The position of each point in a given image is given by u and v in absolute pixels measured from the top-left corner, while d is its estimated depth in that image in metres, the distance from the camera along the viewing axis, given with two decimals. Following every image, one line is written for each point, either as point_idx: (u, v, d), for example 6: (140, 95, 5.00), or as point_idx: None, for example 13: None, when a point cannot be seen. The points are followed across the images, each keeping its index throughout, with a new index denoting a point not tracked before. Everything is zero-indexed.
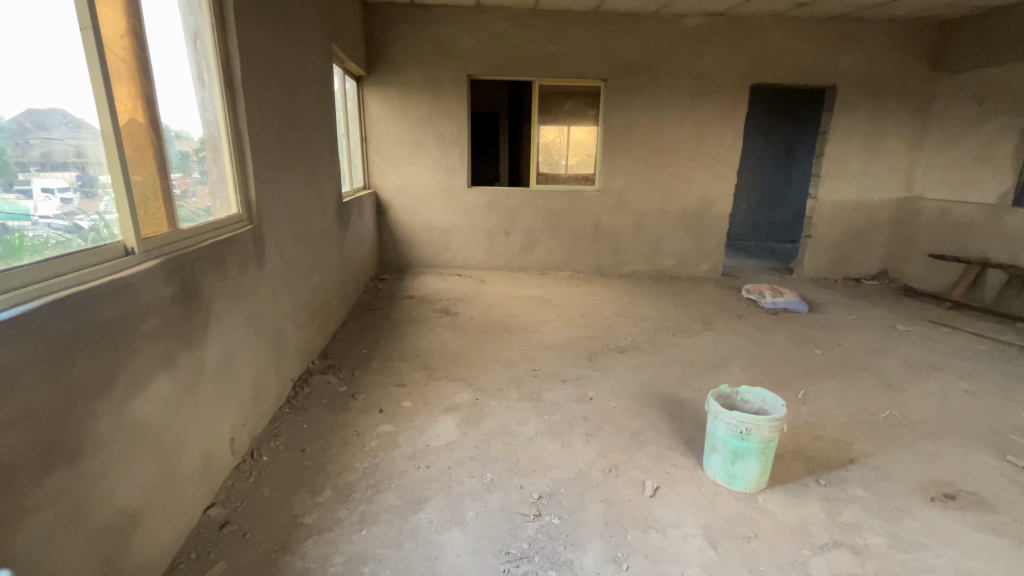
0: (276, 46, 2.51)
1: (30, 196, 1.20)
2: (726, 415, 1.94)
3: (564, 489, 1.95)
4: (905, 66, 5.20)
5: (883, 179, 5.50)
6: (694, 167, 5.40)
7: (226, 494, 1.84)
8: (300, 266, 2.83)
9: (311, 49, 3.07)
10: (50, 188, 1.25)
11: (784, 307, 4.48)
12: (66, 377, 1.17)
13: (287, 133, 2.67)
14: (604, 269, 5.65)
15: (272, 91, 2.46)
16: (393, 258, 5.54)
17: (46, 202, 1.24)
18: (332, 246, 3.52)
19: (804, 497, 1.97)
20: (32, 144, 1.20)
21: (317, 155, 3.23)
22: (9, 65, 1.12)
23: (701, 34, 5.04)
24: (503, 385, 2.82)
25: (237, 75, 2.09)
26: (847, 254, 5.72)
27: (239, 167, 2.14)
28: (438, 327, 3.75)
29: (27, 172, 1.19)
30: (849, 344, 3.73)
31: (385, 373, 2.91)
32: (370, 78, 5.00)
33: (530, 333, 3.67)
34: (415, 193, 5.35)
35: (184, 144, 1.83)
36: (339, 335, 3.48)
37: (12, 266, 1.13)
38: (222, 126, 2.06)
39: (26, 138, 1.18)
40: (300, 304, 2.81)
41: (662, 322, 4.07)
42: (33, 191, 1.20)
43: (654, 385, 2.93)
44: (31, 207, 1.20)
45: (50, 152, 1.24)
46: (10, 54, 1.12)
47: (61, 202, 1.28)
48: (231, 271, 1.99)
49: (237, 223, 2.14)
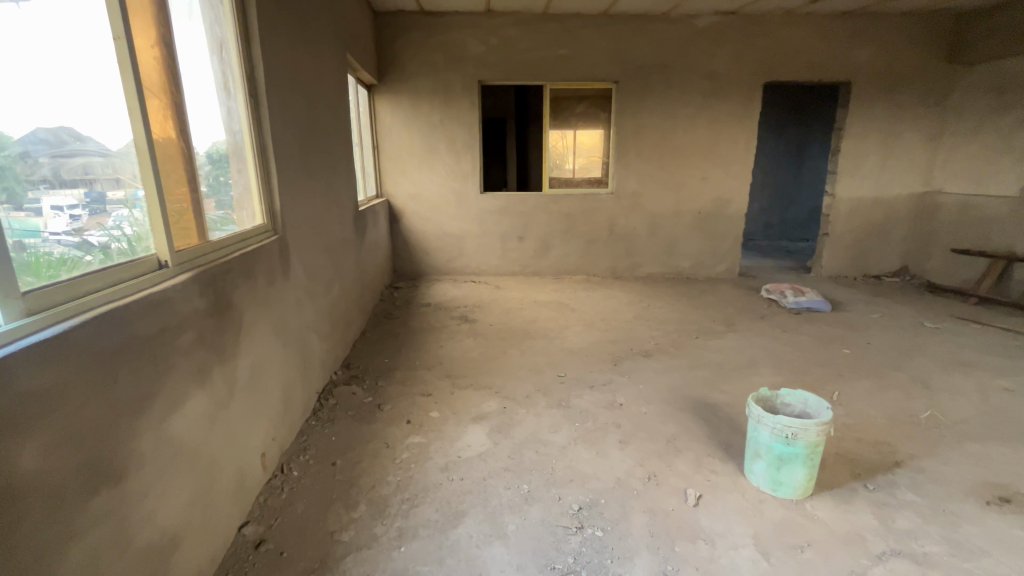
0: (295, 54, 2.49)
1: (40, 213, 1.10)
2: (770, 419, 1.88)
3: (604, 500, 1.89)
4: (920, 59, 5.13)
5: (901, 174, 5.41)
6: (709, 166, 5.34)
7: (260, 510, 1.79)
8: (321, 277, 2.80)
9: (327, 57, 3.05)
10: (59, 205, 1.15)
11: (807, 306, 4.40)
12: (108, 395, 1.13)
13: (307, 142, 2.65)
14: (620, 272, 5.59)
15: (292, 100, 2.44)
16: (406, 266, 5.50)
17: (56, 218, 1.14)
18: (350, 255, 3.49)
19: (854, 503, 1.90)
20: (41, 160, 1.11)
21: (335, 163, 3.20)
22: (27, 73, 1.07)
23: (713, 33, 5.00)
24: (530, 393, 2.77)
25: (261, 85, 2.07)
26: (865, 251, 5.64)
27: (263, 176, 2.12)
28: (458, 334, 3.70)
29: (35, 190, 1.09)
30: (879, 343, 3.64)
31: (410, 383, 2.87)
32: (381, 87, 4.99)
33: (552, 339, 3.62)
34: (428, 200, 5.33)
35: (211, 156, 1.81)
36: (360, 345, 3.43)
37: (26, 286, 1.05)
38: (247, 136, 2.04)
39: (64, 151, 1.16)
40: (322, 314, 2.79)
41: (684, 324, 4.01)
42: (42, 209, 1.10)
43: (683, 389, 2.86)
44: (41, 225, 1.10)
45: (63, 166, 1.16)
46: (30, 61, 1.08)
47: (70, 218, 1.18)
48: (260, 282, 1.96)
49: (262, 233, 2.11)
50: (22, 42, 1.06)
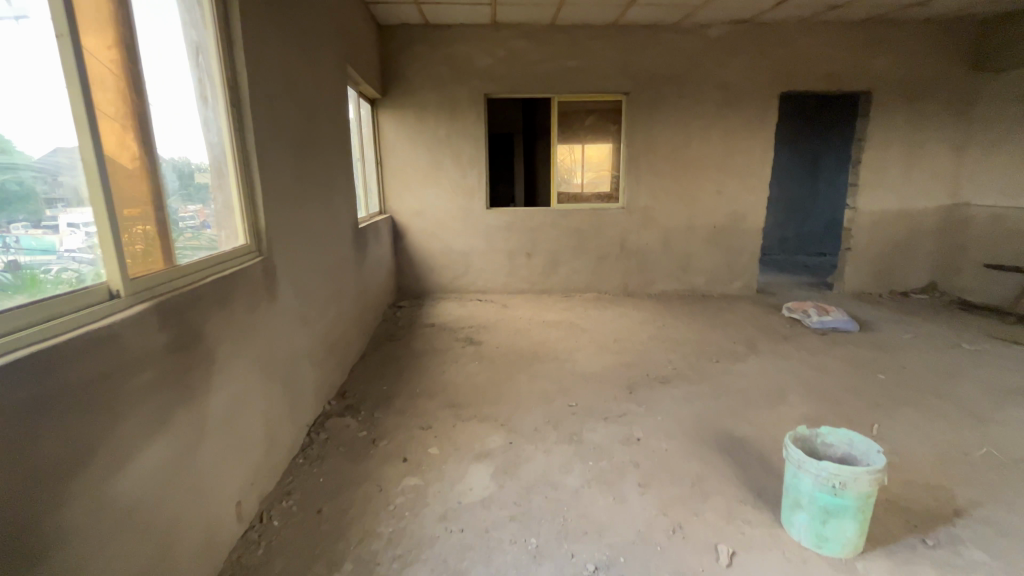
0: (289, 63, 2.34)
1: (56, 230, 1.12)
2: (814, 466, 1.64)
3: (624, 558, 1.66)
4: (944, 66, 4.91)
5: (926, 186, 5.17)
6: (724, 180, 5.14)
7: (233, 571, 1.58)
8: (316, 299, 2.62)
9: (324, 68, 2.91)
10: (77, 223, 1.17)
11: (832, 326, 4.15)
12: (27, 458, 0.94)
13: (302, 157, 2.50)
14: (632, 290, 5.37)
15: (285, 112, 2.28)
16: (410, 284, 5.32)
17: (73, 235, 1.15)
18: (349, 274, 3.31)
19: (915, 564, 1.64)
20: (61, 180, 1.13)
21: (333, 178, 3.04)
22: (17, 88, 1.02)
23: (726, 43, 4.83)
24: (539, 425, 2.54)
25: (244, 92, 1.91)
26: (890, 267, 5.37)
27: (246, 194, 1.95)
28: (462, 358, 3.49)
29: (53, 209, 1.12)
30: (915, 367, 3.37)
31: (409, 413, 2.65)
32: (385, 100, 4.87)
33: (562, 362, 3.39)
34: (433, 216, 5.16)
35: (183, 170, 1.63)
36: (358, 369, 3.23)
37: (19, 302, 1.02)
38: (228, 150, 1.87)
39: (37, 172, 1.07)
40: (316, 339, 2.60)
41: (702, 346, 3.76)
42: (59, 226, 1.12)
43: (706, 420, 2.62)
44: (57, 242, 1.12)
45: (78, 186, 1.17)
46: (37, 76, 1.07)
47: (88, 236, 1.19)
48: (239, 310, 1.77)
49: (245, 255, 1.93)
50: (32, 61, 1.06)
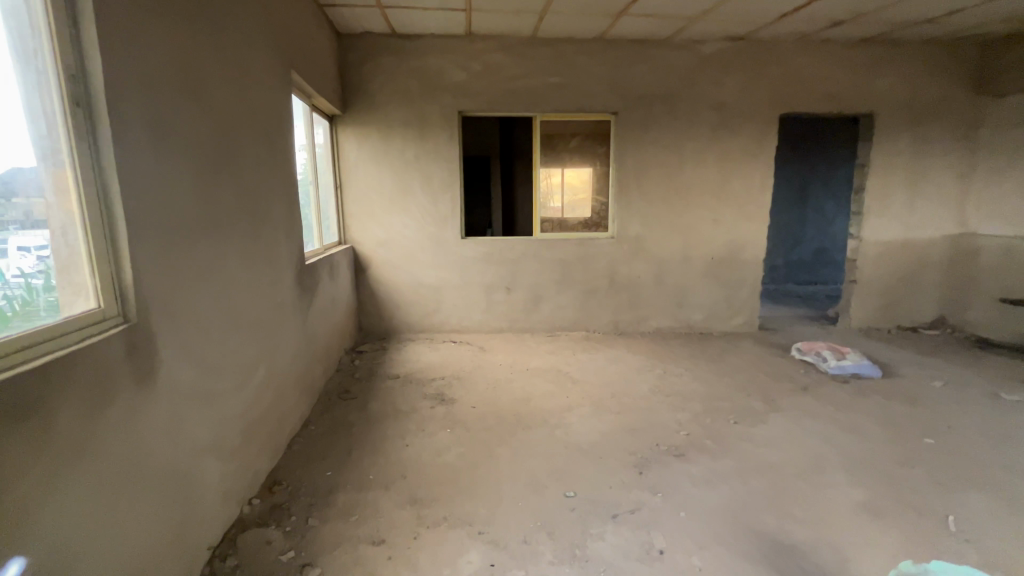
0: (190, 57, 1.75)
1: (4, 254, 1.14)
2: None
3: None
4: (947, 89, 4.64)
5: (932, 214, 4.84)
6: (720, 207, 4.71)
7: None
8: (233, 366, 1.99)
9: (255, 69, 2.32)
10: (29, 246, 1.19)
11: (853, 372, 3.68)
12: None
13: (212, 179, 1.89)
14: (623, 327, 4.84)
15: (179, 118, 1.68)
16: (374, 324, 4.68)
17: (22, 258, 1.18)
18: (288, 324, 2.67)
19: None
20: (14, 202, 1.16)
21: (264, 206, 2.42)
22: None
23: (721, 60, 4.46)
24: (528, 534, 1.94)
25: (98, 87, 1.30)
26: (898, 300, 4.99)
27: (100, 231, 1.33)
28: (430, 423, 2.86)
29: (4, 232, 1.14)
30: (963, 427, 2.89)
31: (356, 518, 2.00)
32: (345, 117, 4.31)
33: (552, 429, 2.79)
34: (400, 247, 4.56)
35: (15, 200, 1.16)
36: (296, 446, 2.56)
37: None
38: (68, 171, 1.27)
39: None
40: (233, 420, 1.96)
41: (713, 401, 3.22)
42: (8, 250, 1.15)
43: (739, 516, 2.07)
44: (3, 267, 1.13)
45: (33, 212, 1.20)
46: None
47: (39, 260, 1.21)
48: (53, 426, 1.13)
49: (99, 322, 1.32)
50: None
